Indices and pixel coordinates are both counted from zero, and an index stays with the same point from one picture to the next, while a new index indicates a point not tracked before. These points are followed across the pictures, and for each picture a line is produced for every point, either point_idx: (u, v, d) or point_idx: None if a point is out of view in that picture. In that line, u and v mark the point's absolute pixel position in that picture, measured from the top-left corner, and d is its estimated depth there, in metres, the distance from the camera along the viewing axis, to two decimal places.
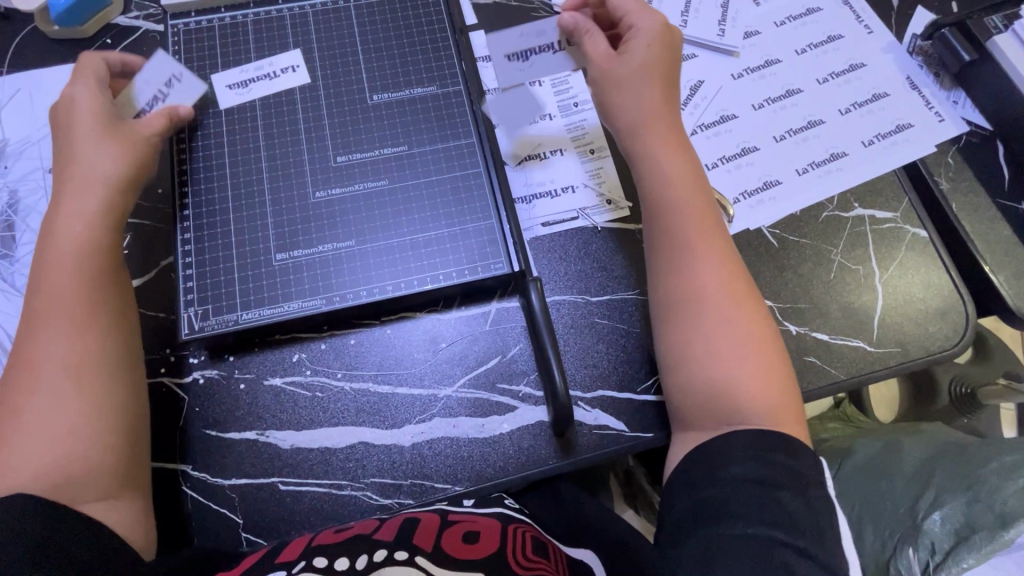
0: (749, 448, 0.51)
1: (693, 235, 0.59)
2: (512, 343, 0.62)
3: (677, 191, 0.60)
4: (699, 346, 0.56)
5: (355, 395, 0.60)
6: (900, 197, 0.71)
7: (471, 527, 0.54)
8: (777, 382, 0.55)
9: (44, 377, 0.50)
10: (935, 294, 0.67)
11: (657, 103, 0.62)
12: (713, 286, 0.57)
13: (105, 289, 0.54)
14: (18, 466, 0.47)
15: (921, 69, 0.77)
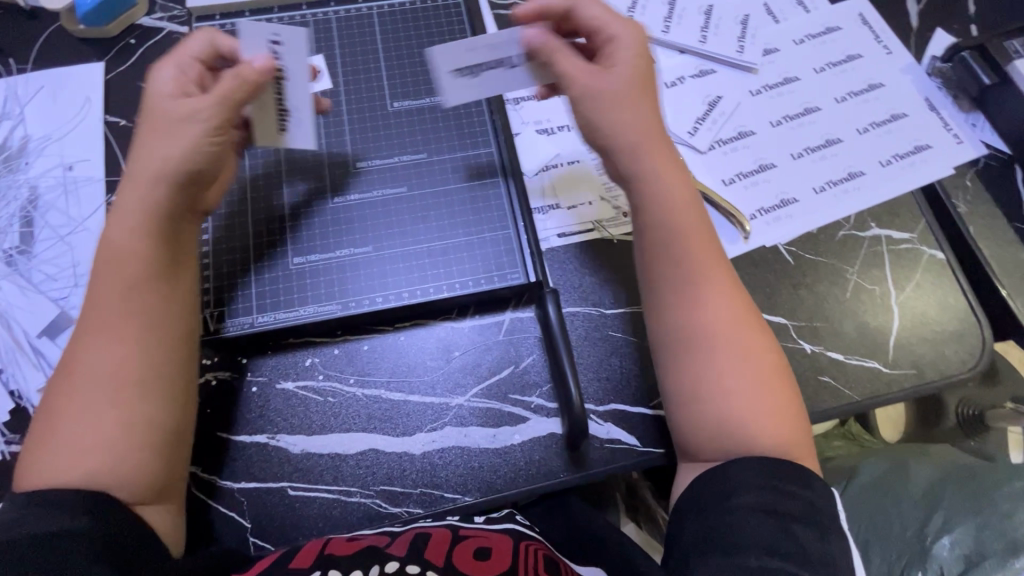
0: (762, 471, 0.50)
1: (699, 269, 0.56)
2: (526, 354, 0.62)
3: (681, 221, 0.56)
4: (708, 384, 0.54)
5: (367, 402, 0.60)
6: (917, 219, 0.71)
7: (484, 544, 0.53)
8: (789, 414, 0.54)
9: (96, 377, 0.48)
10: (951, 317, 0.67)
11: (653, 122, 0.56)
12: (722, 321, 0.55)
13: (153, 291, 0.51)
14: (64, 464, 0.46)
15: (939, 91, 0.77)
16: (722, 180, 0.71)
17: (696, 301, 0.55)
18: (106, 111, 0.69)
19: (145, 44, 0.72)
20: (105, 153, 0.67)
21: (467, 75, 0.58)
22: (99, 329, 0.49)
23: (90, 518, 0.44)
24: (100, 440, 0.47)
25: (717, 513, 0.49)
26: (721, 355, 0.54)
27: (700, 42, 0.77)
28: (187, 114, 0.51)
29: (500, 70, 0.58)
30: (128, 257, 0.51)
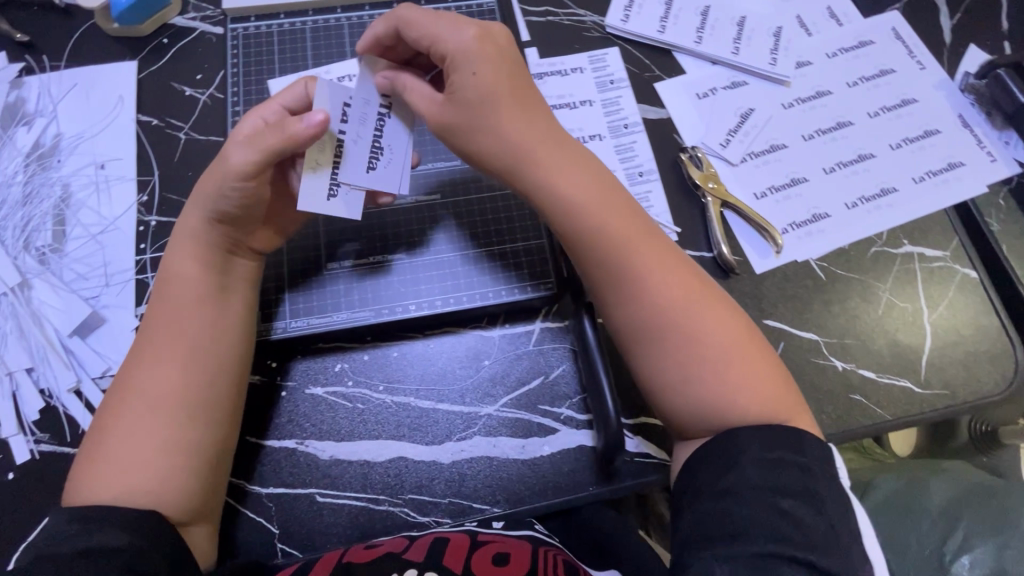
0: (769, 446, 0.48)
1: (638, 258, 0.54)
2: (556, 364, 0.62)
3: (602, 223, 0.54)
4: (678, 368, 0.53)
5: (396, 409, 0.60)
6: (950, 237, 0.71)
7: (501, 549, 0.52)
8: (763, 374, 0.53)
9: (145, 398, 0.50)
10: (984, 337, 0.66)
11: (533, 133, 0.54)
12: (672, 301, 0.54)
13: (210, 321, 0.54)
14: (110, 479, 0.48)
15: (973, 108, 0.77)
16: (754, 194, 0.71)
17: (643, 292, 0.54)
18: (138, 110, 0.69)
19: (177, 43, 0.71)
20: (137, 152, 0.67)
21: (371, 163, 0.55)
22: (154, 353, 0.52)
23: (126, 534, 0.45)
24: (145, 460, 0.49)
25: (727, 500, 0.47)
26: (680, 335, 0.53)
27: (733, 54, 0.77)
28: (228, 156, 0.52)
29: (385, 120, 0.55)
30: (193, 288, 0.54)
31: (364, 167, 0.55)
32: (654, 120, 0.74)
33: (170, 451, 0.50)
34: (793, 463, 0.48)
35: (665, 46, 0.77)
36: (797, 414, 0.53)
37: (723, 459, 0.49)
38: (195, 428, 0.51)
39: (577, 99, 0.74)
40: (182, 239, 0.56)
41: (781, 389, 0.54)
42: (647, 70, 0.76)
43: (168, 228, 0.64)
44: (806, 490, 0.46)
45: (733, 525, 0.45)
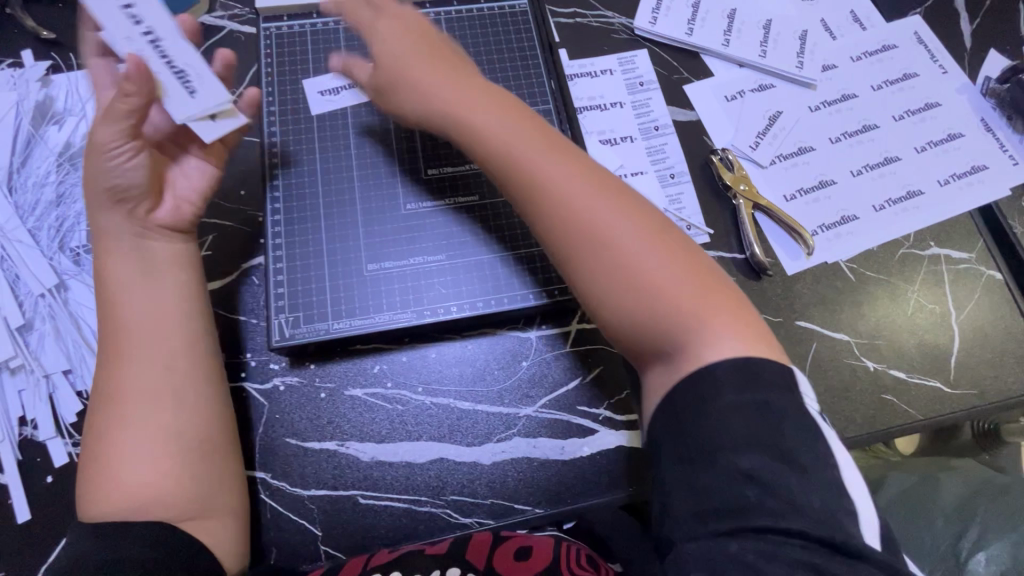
0: (733, 389, 0.44)
1: (562, 177, 0.51)
2: (593, 365, 0.62)
3: (524, 150, 0.52)
4: (618, 287, 0.49)
5: (437, 411, 0.60)
6: (975, 239, 0.72)
7: (524, 542, 0.59)
8: (709, 286, 0.50)
9: (116, 404, 0.52)
10: (1009, 337, 0.68)
11: (446, 77, 0.56)
12: (608, 217, 0.50)
13: (160, 316, 0.55)
14: (114, 486, 0.50)
15: (994, 112, 0.78)
16: (784, 196, 0.71)
17: (574, 209, 0.51)
18: None
19: (205, 42, 0.71)
20: None
21: (189, 88, 0.55)
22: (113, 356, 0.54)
23: (154, 549, 0.48)
24: (130, 464, 0.50)
25: (694, 469, 0.43)
26: (615, 253, 0.50)
27: (760, 56, 0.78)
28: (93, 137, 0.53)
29: (161, 40, 0.54)
30: (139, 288, 0.55)
31: (184, 94, 0.55)
32: (684, 122, 0.74)
33: (161, 440, 0.52)
34: (755, 404, 0.43)
35: (693, 48, 0.78)
36: (754, 331, 0.49)
37: (681, 411, 0.45)
38: (170, 408, 0.53)
39: (608, 100, 0.74)
40: (106, 241, 0.57)
41: (732, 304, 0.50)
42: (676, 72, 0.76)
43: (204, 228, 0.64)
44: (780, 449, 0.41)
45: (706, 499, 0.41)
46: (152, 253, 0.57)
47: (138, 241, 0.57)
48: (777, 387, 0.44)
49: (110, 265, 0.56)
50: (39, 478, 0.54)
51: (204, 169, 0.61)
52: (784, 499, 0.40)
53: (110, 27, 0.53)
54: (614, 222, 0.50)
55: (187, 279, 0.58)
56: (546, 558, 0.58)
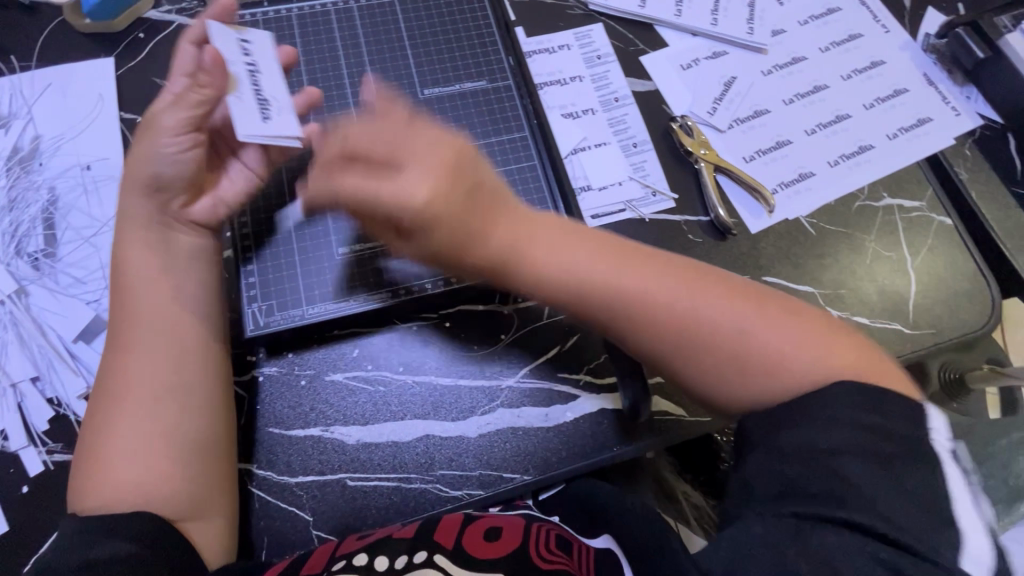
0: (847, 407, 0.46)
1: (655, 284, 0.53)
2: (570, 333, 0.63)
3: (622, 279, 0.53)
4: (738, 375, 0.52)
5: (420, 388, 0.60)
6: (925, 188, 0.75)
7: (493, 523, 0.57)
8: (816, 330, 0.53)
9: (122, 396, 0.51)
10: (961, 277, 0.71)
11: (536, 221, 0.53)
12: (718, 319, 0.52)
13: (172, 313, 0.54)
14: (109, 479, 0.49)
15: (935, 66, 0.81)
16: (743, 157, 0.73)
17: (675, 327, 0.52)
18: (121, 108, 0.67)
19: (155, 38, 0.70)
20: (124, 151, 0.65)
21: (263, 114, 0.55)
22: (126, 349, 0.53)
23: (135, 542, 0.47)
24: (129, 456, 0.50)
25: (779, 459, 0.46)
26: (727, 334, 0.52)
27: (711, 25, 0.79)
28: (151, 129, 0.56)
29: (260, 75, 0.57)
30: (153, 282, 0.55)
31: (258, 118, 0.54)
32: (643, 92, 0.75)
33: (164, 437, 0.51)
34: (878, 427, 0.45)
35: (646, 20, 0.79)
36: (887, 373, 0.51)
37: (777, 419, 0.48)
38: (175, 406, 0.52)
39: (568, 75, 0.75)
40: (130, 229, 0.57)
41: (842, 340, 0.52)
42: (632, 44, 0.78)
43: None
44: (875, 462, 0.44)
45: (793, 487, 0.45)
46: (178, 248, 0.57)
47: (161, 233, 0.57)
48: (890, 415, 0.46)
49: (125, 254, 0.56)
50: (14, 489, 0.53)
51: (244, 175, 0.61)
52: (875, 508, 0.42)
53: (225, 52, 0.56)
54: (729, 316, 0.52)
55: (206, 275, 0.58)
56: (516, 539, 0.56)
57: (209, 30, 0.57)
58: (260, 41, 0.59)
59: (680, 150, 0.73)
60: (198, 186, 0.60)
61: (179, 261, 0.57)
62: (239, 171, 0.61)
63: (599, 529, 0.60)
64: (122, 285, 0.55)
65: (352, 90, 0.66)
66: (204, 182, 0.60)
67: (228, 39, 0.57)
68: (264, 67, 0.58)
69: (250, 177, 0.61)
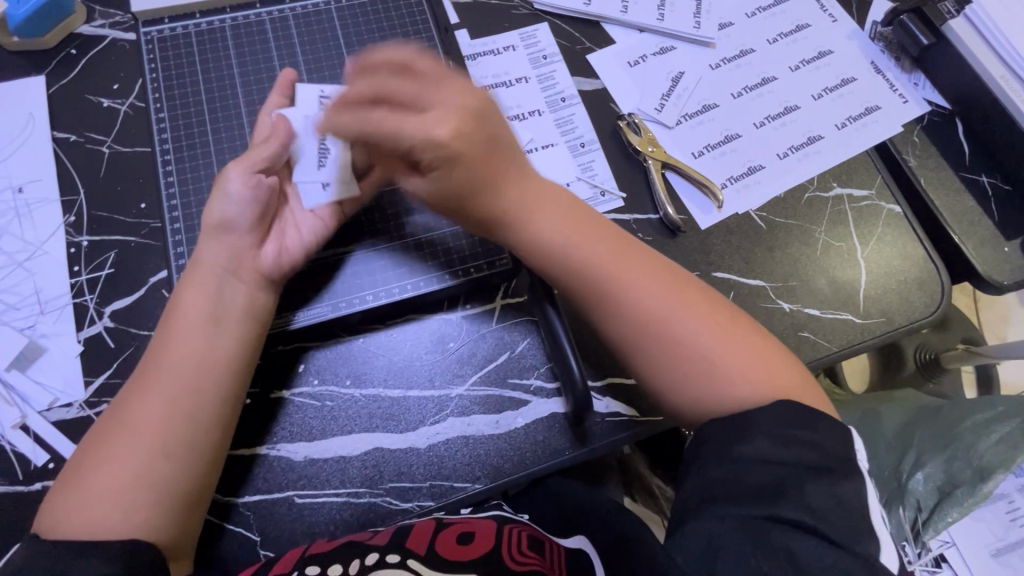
0: (777, 424, 0.49)
1: (640, 279, 0.55)
2: (519, 339, 0.63)
3: (613, 259, 0.55)
4: (692, 384, 0.54)
5: (367, 402, 0.59)
6: (873, 176, 0.75)
7: (467, 529, 0.58)
8: (774, 359, 0.54)
9: (134, 429, 0.50)
10: (912, 266, 0.71)
11: (544, 192, 0.55)
12: (689, 325, 0.54)
13: (214, 365, 0.52)
14: (86, 514, 0.47)
15: (882, 54, 0.80)
16: (692, 153, 0.73)
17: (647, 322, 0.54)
18: (53, 127, 0.66)
19: (87, 54, 0.68)
20: (58, 173, 0.64)
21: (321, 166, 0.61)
22: (150, 383, 0.51)
23: None
24: (118, 491, 0.48)
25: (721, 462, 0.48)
26: (695, 337, 0.54)
27: (658, 20, 0.79)
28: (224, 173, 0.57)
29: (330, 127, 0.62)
30: (200, 324, 0.53)
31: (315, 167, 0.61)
32: (590, 91, 0.75)
33: (158, 481, 0.49)
34: (803, 441, 0.48)
35: (592, 18, 0.78)
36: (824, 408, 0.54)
37: (734, 432, 0.50)
38: (179, 454, 0.50)
39: (513, 76, 0.74)
40: (195, 272, 0.55)
41: (791, 371, 0.54)
42: (578, 43, 0.77)
43: (102, 246, 0.61)
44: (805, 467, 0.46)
45: (725, 489, 0.47)
46: (233, 301, 0.54)
47: (218, 281, 0.55)
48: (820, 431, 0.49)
49: (189, 283, 0.55)
50: None
51: (313, 220, 0.59)
52: (806, 504, 0.45)
53: (301, 111, 0.62)
54: (703, 324, 0.54)
55: (250, 329, 0.55)
56: (488, 543, 0.57)
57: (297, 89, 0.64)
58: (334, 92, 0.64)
59: (624, 148, 0.72)
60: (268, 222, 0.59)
61: (226, 310, 0.54)
62: (309, 215, 0.60)
63: (574, 530, 0.62)
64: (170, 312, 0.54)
65: None
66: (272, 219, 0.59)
67: (309, 95, 0.63)
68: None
69: (320, 223, 0.60)
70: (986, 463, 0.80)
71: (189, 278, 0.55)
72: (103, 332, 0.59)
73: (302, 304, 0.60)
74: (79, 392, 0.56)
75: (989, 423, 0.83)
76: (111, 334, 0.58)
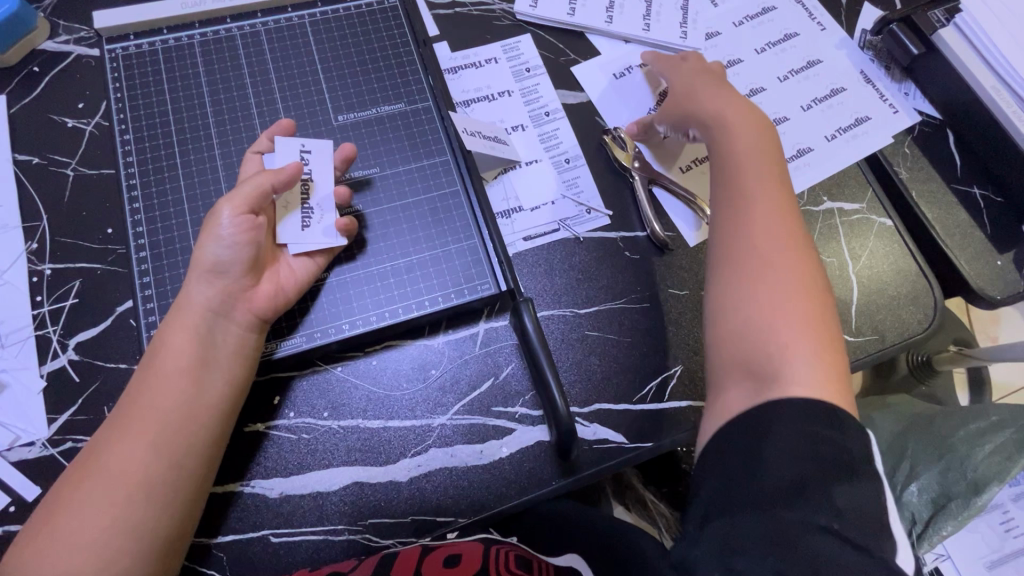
0: (791, 420, 0.45)
1: (765, 189, 0.57)
2: (504, 364, 0.60)
3: (755, 167, 0.58)
4: (754, 295, 0.52)
5: (345, 434, 0.57)
6: (865, 188, 0.74)
7: (452, 550, 0.54)
8: (827, 349, 0.50)
9: (109, 473, 0.46)
10: (904, 280, 0.70)
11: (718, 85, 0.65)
12: (786, 256, 0.53)
13: (202, 405, 0.50)
14: (56, 562, 0.44)
15: (872, 63, 0.79)
16: (680, 167, 0.71)
17: (746, 229, 0.55)
18: (14, 150, 0.63)
19: (50, 71, 0.65)
20: (20, 198, 0.61)
21: (305, 224, 0.57)
22: (130, 422, 0.48)
23: None
24: (90, 539, 0.45)
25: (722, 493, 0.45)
26: (786, 259, 0.53)
27: (644, 30, 0.76)
28: (212, 212, 0.52)
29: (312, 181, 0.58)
30: (188, 362, 0.50)
31: (299, 227, 0.57)
32: (574, 105, 0.72)
33: (135, 528, 0.46)
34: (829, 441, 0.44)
35: (576, 28, 0.75)
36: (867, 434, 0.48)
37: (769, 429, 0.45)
38: (162, 497, 0.47)
39: (496, 90, 0.72)
40: (178, 313, 0.51)
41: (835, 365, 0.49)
42: (562, 54, 0.74)
43: (66, 275, 0.59)
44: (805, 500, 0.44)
45: None
46: (228, 340, 0.52)
47: (212, 320, 0.52)
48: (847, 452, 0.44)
49: (180, 312, 0.52)
50: None
51: (309, 263, 0.57)
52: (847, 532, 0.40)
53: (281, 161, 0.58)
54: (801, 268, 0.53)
55: (240, 371, 0.52)
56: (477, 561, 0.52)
57: (274, 142, 0.59)
58: (318, 145, 0.60)
59: (610, 164, 0.70)
60: (260, 265, 0.55)
61: (217, 347, 0.51)
62: (303, 258, 0.57)
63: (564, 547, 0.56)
64: (155, 347, 0.51)
65: (260, 120, 0.63)
66: (262, 262, 0.55)
67: (290, 149, 0.59)
68: (319, 178, 0.59)
69: (314, 265, 0.58)
70: (982, 473, 0.76)
71: (178, 310, 0.52)
72: (67, 365, 0.56)
73: (277, 333, 0.57)
74: (43, 430, 0.54)
75: (985, 431, 0.80)
76: (76, 368, 0.56)
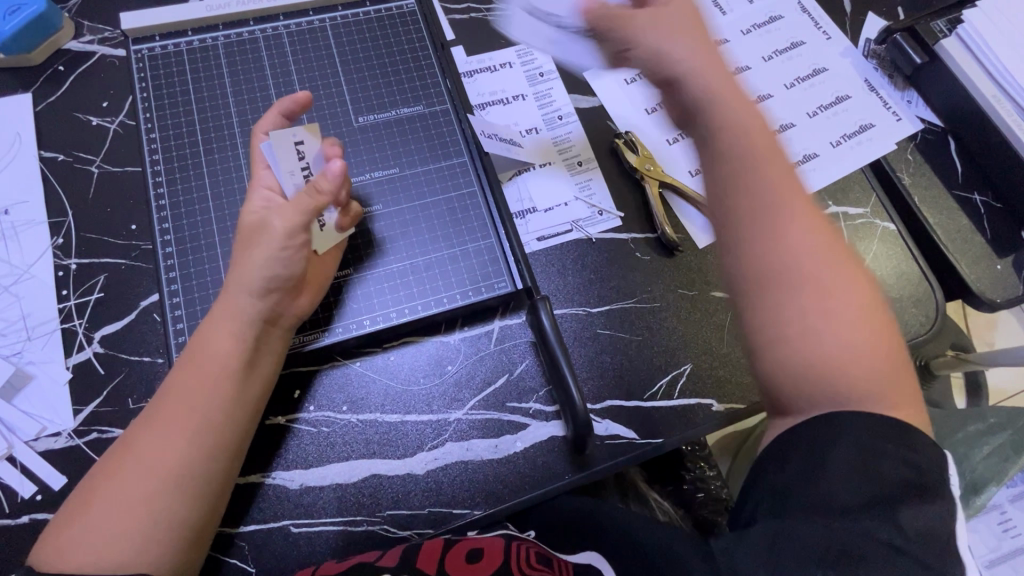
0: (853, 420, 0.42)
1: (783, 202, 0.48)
2: (518, 361, 0.62)
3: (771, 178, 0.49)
4: (803, 340, 0.45)
5: (364, 428, 0.58)
6: (868, 194, 0.76)
7: (474, 546, 0.53)
8: (890, 357, 0.46)
9: (142, 462, 0.48)
10: (906, 282, 0.72)
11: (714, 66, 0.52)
12: (828, 281, 0.46)
13: (235, 403, 0.51)
14: (87, 547, 0.45)
15: (876, 72, 0.81)
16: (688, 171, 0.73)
17: (778, 257, 0.47)
18: (40, 147, 0.64)
19: (75, 71, 0.67)
20: (45, 193, 0.62)
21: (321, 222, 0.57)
22: (165, 414, 0.49)
23: None
24: (120, 526, 0.46)
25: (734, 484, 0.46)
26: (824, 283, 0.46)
27: None
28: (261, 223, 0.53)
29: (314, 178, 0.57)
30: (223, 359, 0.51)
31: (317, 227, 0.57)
32: (587, 109, 0.74)
33: (162, 518, 0.47)
34: (899, 457, 0.41)
35: None
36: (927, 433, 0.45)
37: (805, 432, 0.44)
38: (190, 489, 0.48)
39: (510, 94, 0.73)
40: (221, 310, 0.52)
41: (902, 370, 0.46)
42: None
43: (91, 270, 0.60)
44: None
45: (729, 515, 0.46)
46: (262, 337, 0.54)
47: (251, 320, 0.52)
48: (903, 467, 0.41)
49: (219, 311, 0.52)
50: None
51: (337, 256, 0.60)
52: None
53: (284, 163, 0.55)
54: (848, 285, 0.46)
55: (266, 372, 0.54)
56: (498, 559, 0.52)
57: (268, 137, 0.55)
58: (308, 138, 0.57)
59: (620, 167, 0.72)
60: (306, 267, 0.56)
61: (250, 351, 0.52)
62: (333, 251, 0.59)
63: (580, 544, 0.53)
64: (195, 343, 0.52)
65: None
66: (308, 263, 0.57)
67: (285, 145, 0.55)
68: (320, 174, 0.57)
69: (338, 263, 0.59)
70: (980, 475, 0.78)
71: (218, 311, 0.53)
72: (92, 358, 0.57)
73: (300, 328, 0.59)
74: (68, 421, 0.55)
75: (983, 433, 0.82)
76: (100, 360, 0.57)
